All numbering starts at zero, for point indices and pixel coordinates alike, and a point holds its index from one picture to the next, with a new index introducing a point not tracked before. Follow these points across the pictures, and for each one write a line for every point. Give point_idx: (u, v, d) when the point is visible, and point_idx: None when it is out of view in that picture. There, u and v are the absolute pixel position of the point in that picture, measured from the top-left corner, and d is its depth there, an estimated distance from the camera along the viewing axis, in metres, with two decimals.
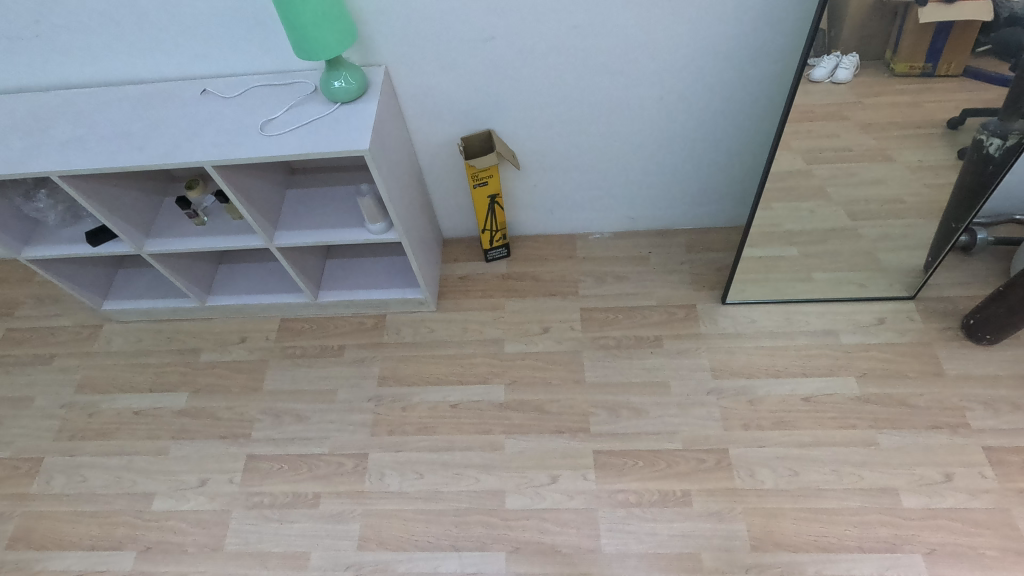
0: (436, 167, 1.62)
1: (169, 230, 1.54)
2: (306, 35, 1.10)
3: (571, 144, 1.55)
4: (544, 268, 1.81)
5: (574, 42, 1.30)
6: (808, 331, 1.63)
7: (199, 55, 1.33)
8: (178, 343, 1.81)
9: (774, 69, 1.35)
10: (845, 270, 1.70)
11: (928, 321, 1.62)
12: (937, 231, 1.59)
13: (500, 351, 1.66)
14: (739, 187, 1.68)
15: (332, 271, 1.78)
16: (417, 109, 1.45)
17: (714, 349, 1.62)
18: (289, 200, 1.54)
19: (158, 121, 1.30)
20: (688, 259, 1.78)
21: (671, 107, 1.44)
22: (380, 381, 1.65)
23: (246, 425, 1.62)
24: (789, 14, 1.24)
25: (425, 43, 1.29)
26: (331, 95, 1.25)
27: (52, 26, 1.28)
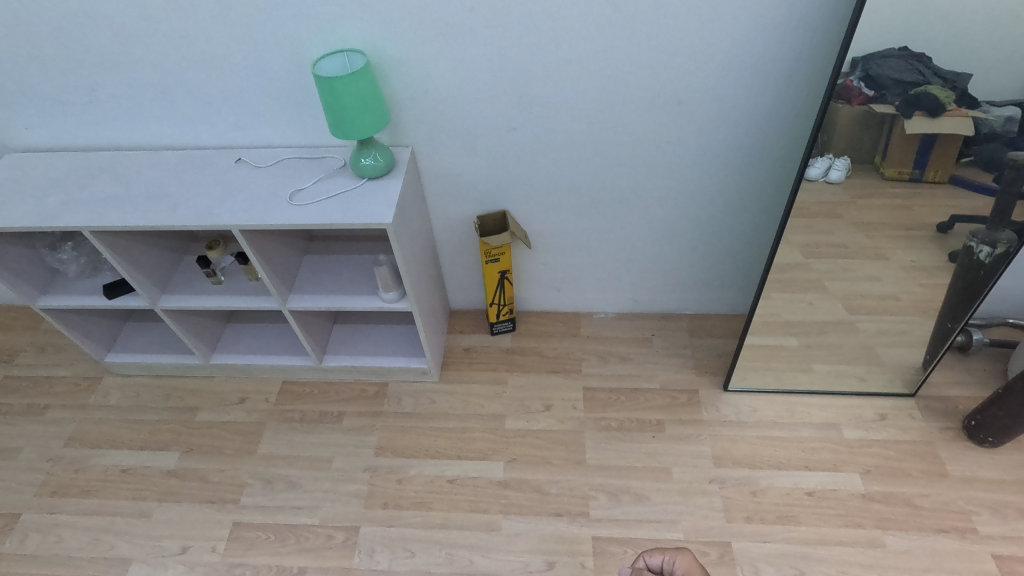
0: (451, 241, 1.69)
1: (185, 287, 1.58)
2: (344, 116, 1.19)
3: (581, 227, 1.62)
4: (548, 344, 1.83)
5: (589, 137, 1.39)
6: (810, 423, 1.63)
7: (239, 128, 1.42)
8: (175, 400, 1.79)
9: (775, 169, 1.44)
10: (844, 363, 1.72)
11: (929, 420, 1.62)
12: (935, 329, 1.64)
13: (501, 427, 1.65)
14: (741, 277, 1.74)
15: (339, 336, 1.79)
16: (437, 187, 1.53)
17: (716, 436, 1.61)
18: (306, 265, 1.59)
19: (192, 185, 1.37)
20: (691, 344, 1.81)
21: (678, 199, 1.53)
22: (377, 451, 1.62)
23: (235, 490, 1.57)
24: (789, 122, 1.34)
25: (451, 129, 1.39)
26: (360, 171, 1.33)
27: (106, 95, 1.38)
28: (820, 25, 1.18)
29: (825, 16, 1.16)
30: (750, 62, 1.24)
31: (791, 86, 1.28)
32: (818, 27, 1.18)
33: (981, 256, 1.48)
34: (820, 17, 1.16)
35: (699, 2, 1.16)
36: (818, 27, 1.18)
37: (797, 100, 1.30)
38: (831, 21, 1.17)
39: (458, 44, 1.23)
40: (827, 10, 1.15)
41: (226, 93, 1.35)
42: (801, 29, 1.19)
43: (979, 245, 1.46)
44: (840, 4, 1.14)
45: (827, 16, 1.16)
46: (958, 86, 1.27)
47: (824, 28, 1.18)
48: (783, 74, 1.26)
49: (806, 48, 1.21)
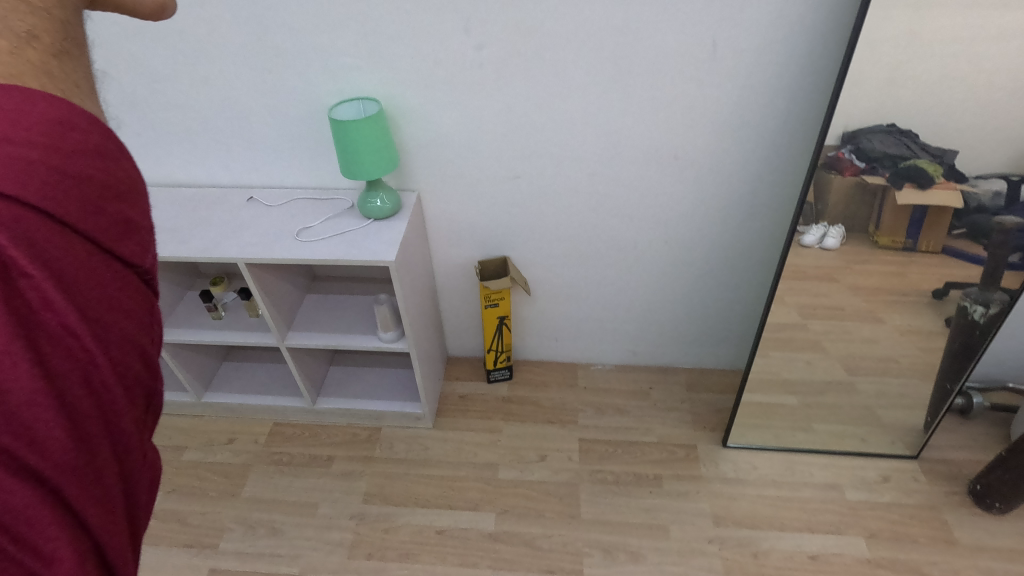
0: (451, 286, 1.71)
1: (185, 321, 1.57)
2: (355, 159, 1.24)
3: (579, 277, 1.65)
4: (544, 393, 1.81)
5: (588, 186, 1.44)
6: (811, 483, 1.59)
7: (252, 168, 1.47)
8: (162, 438, 1.74)
9: (769, 224, 1.48)
10: (844, 424, 1.70)
11: (933, 484, 1.58)
12: (933, 391, 1.63)
13: (493, 477, 1.60)
14: (737, 331, 1.75)
15: (334, 379, 1.78)
16: (440, 232, 1.57)
17: (715, 494, 1.56)
18: (307, 304, 1.60)
19: (202, 220, 1.40)
20: (689, 398, 1.79)
21: (673, 251, 1.56)
22: (365, 499, 1.57)
23: (216, 535, 1.51)
24: (782, 178, 1.39)
25: (457, 176, 1.44)
26: (366, 211, 1.37)
27: (129, 133, 1.44)
28: (809, 88, 1.24)
29: (813, 80, 1.23)
30: (743, 120, 1.30)
31: (782, 144, 1.34)
32: (807, 91, 1.25)
33: (974, 316, 1.49)
34: (808, 82, 1.24)
35: (694, 64, 1.23)
36: (806, 90, 1.25)
37: (790, 157, 1.36)
38: (819, 85, 1.24)
39: (466, 96, 1.30)
40: (814, 74, 1.23)
41: (241, 134, 1.40)
42: (790, 93, 1.26)
43: (972, 305, 1.48)
44: (827, 70, 1.22)
45: (816, 80, 1.23)
46: (944, 161, 1.31)
47: (812, 91, 1.25)
48: (775, 132, 1.32)
49: (797, 110, 1.28)
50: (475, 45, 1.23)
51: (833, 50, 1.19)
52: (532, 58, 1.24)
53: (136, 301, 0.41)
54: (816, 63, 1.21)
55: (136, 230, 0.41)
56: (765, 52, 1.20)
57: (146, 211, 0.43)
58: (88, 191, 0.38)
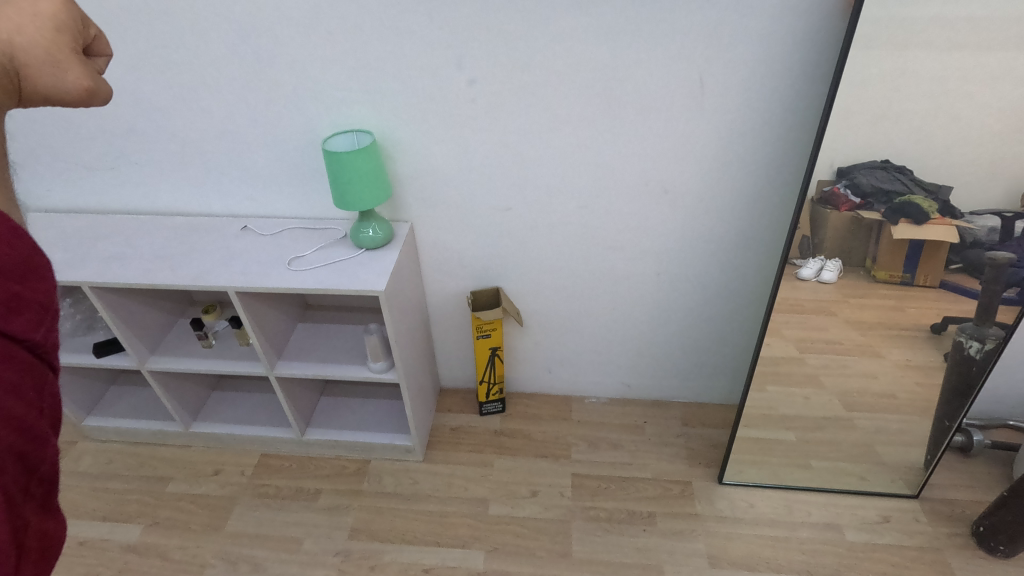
0: (444, 317, 1.70)
1: (176, 349, 1.56)
2: (348, 190, 1.25)
3: (571, 309, 1.65)
4: (538, 427, 1.78)
5: (580, 218, 1.45)
6: (810, 523, 1.55)
7: (248, 198, 1.48)
8: (148, 469, 1.71)
9: (761, 257, 1.48)
10: (843, 461, 1.67)
11: (935, 525, 1.54)
12: (932, 428, 1.60)
13: (483, 513, 1.57)
14: (732, 365, 1.73)
15: (324, 409, 1.76)
16: (433, 262, 1.57)
17: (711, 533, 1.52)
18: (298, 333, 1.59)
19: (196, 248, 1.41)
20: (684, 433, 1.76)
21: (666, 284, 1.56)
22: (351, 534, 1.53)
23: (196, 571, 1.47)
24: (772, 211, 1.40)
25: (450, 207, 1.45)
26: (358, 241, 1.38)
27: (128, 162, 1.46)
28: (795, 123, 1.26)
29: (799, 116, 1.25)
30: (732, 154, 1.32)
31: (771, 179, 1.35)
32: (794, 126, 1.27)
33: (971, 351, 1.48)
34: (795, 117, 1.25)
35: (681, 100, 1.25)
36: (793, 125, 1.27)
37: (780, 192, 1.37)
38: (805, 121, 1.25)
39: (459, 129, 1.32)
40: (800, 110, 1.25)
41: (238, 164, 1.42)
42: (777, 129, 1.27)
43: (968, 340, 1.47)
44: (812, 108, 1.24)
45: (802, 117, 1.25)
46: (939, 198, 1.31)
47: (799, 127, 1.27)
48: (763, 166, 1.33)
49: (785, 144, 1.29)
50: (467, 81, 1.25)
51: (819, 88, 1.21)
52: (523, 93, 1.26)
53: (25, 376, 0.45)
54: (802, 100, 1.23)
55: (40, 315, 0.46)
56: (750, 89, 1.23)
57: (46, 287, 0.47)
58: (6, 283, 0.43)
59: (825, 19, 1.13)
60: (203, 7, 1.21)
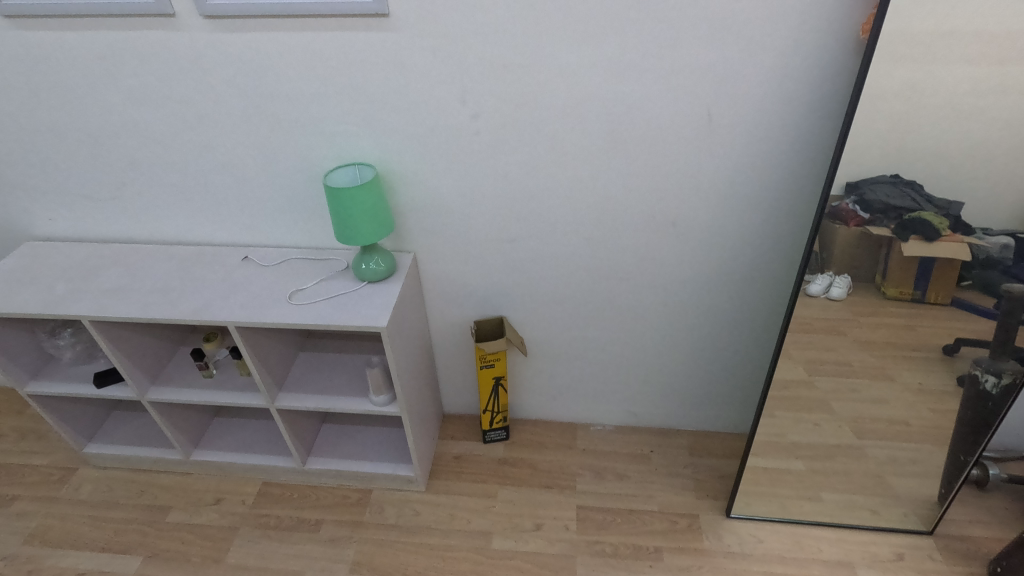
0: (448, 344, 1.68)
1: (176, 379, 1.55)
2: (348, 223, 1.23)
3: (577, 338, 1.62)
4: (542, 455, 1.75)
5: (586, 250, 1.43)
6: (821, 560, 1.51)
7: (250, 228, 1.47)
8: (148, 498, 1.70)
9: (771, 289, 1.46)
10: (855, 493, 1.63)
11: (951, 564, 1.50)
12: (946, 462, 1.56)
13: (486, 547, 1.54)
14: (739, 394, 1.70)
15: (325, 438, 1.74)
16: (437, 291, 1.55)
17: (719, 570, 1.48)
18: (300, 363, 1.58)
19: (197, 279, 1.40)
20: (691, 463, 1.73)
21: (674, 314, 1.53)
22: (352, 568, 1.50)
23: None
24: (782, 245, 1.37)
25: (455, 238, 1.44)
26: (360, 274, 1.36)
27: (130, 193, 1.45)
28: (806, 157, 1.24)
29: (810, 149, 1.23)
30: (742, 188, 1.30)
31: (782, 211, 1.32)
32: (805, 160, 1.25)
33: (986, 386, 1.44)
34: (805, 152, 1.23)
35: (690, 134, 1.23)
36: (804, 160, 1.24)
37: (790, 223, 1.34)
38: (816, 156, 1.23)
39: (463, 162, 1.30)
40: (811, 144, 1.22)
41: (239, 195, 1.41)
42: (788, 161, 1.25)
43: (984, 374, 1.43)
44: (824, 141, 1.22)
45: (813, 149, 1.23)
46: (950, 213, 1.27)
47: (810, 161, 1.25)
48: (773, 199, 1.31)
49: (795, 178, 1.27)
50: (471, 114, 1.24)
51: (831, 122, 1.19)
52: (528, 128, 1.25)
53: None
54: (813, 134, 1.21)
55: None
56: (761, 123, 1.21)
57: None
58: None
59: (836, 54, 1.11)
60: (205, 43, 1.20)
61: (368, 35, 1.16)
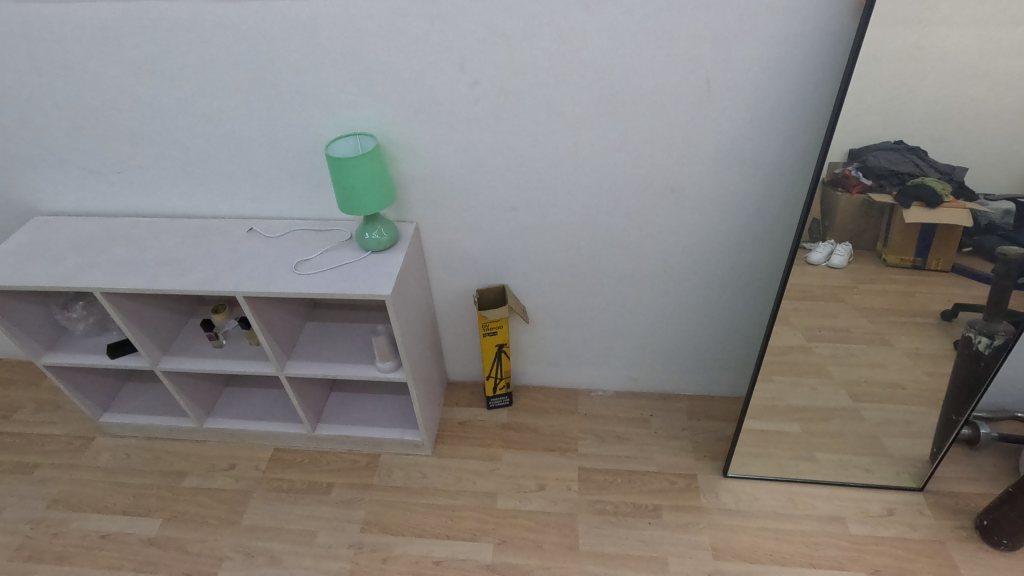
0: (451, 313, 1.71)
1: (187, 349, 1.59)
2: (352, 194, 1.25)
3: (578, 306, 1.65)
4: (544, 420, 1.80)
5: (586, 217, 1.44)
6: (814, 516, 1.57)
7: (254, 200, 1.49)
8: (164, 464, 1.76)
9: (769, 255, 1.48)
10: (849, 453, 1.67)
11: (940, 519, 1.55)
12: (939, 421, 1.60)
13: (492, 507, 1.60)
14: (737, 359, 1.74)
15: (333, 405, 1.79)
16: (439, 261, 1.58)
17: (715, 526, 1.54)
18: (307, 332, 1.62)
19: (204, 251, 1.43)
20: (690, 426, 1.77)
21: (673, 281, 1.56)
22: (363, 528, 1.57)
23: (214, 563, 1.52)
24: (780, 210, 1.39)
25: (456, 207, 1.45)
26: (364, 244, 1.38)
27: (134, 166, 1.46)
28: (804, 122, 1.25)
29: (808, 114, 1.24)
30: (740, 154, 1.31)
31: (780, 176, 1.33)
32: (803, 125, 1.25)
33: (979, 347, 1.47)
34: (804, 116, 1.24)
35: (688, 100, 1.24)
36: (802, 125, 1.25)
37: (788, 188, 1.35)
38: (814, 121, 1.24)
39: (464, 131, 1.31)
40: (809, 108, 1.23)
41: (242, 167, 1.42)
42: (786, 126, 1.26)
43: (977, 336, 1.45)
44: (822, 105, 1.22)
45: (812, 114, 1.24)
46: (954, 179, 1.29)
47: (808, 126, 1.25)
48: (770, 165, 1.32)
49: (793, 142, 1.28)
50: (470, 83, 1.24)
51: (829, 85, 1.20)
52: (527, 96, 1.25)
53: None
54: (811, 98, 1.21)
55: None
56: (759, 88, 1.21)
57: None
58: None
59: (835, 15, 1.11)
60: (201, 13, 1.20)
61: (365, 3, 1.15)
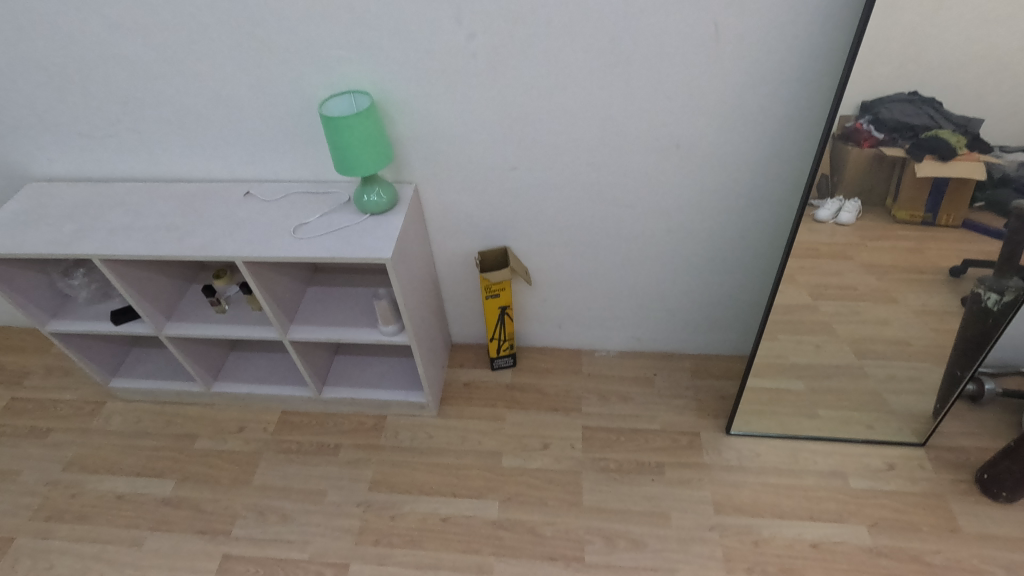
0: (453, 275, 1.70)
1: (190, 315, 1.59)
2: (348, 154, 1.22)
3: (581, 266, 1.63)
4: (548, 380, 1.82)
5: (589, 176, 1.41)
6: (815, 471, 1.59)
7: (249, 162, 1.46)
8: (175, 427, 1.79)
9: (776, 211, 1.44)
10: (851, 410, 1.68)
11: (940, 473, 1.57)
12: (944, 378, 1.60)
13: (497, 465, 1.62)
14: (742, 318, 1.73)
15: (338, 368, 1.80)
16: (440, 222, 1.55)
17: (717, 482, 1.57)
18: (309, 296, 1.61)
19: (200, 216, 1.41)
20: (693, 384, 1.78)
21: (677, 240, 1.53)
22: (371, 486, 1.60)
23: (227, 521, 1.56)
24: (789, 165, 1.35)
25: (456, 167, 1.42)
26: (362, 207, 1.36)
27: (125, 128, 1.43)
28: (816, 72, 1.19)
29: (821, 63, 1.18)
30: (749, 107, 1.26)
31: (789, 130, 1.29)
32: (815, 75, 1.20)
33: (989, 303, 1.45)
34: (816, 65, 1.18)
35: (695, 49, 1.18)
36: (814, 75, 1.20)
37: (797, 142, 1.31)
38: (827, 70, 1.18)
39: (461, 86, 1.27)
40: (822, 57, 1.17)
41: (235, 129, 1.39)
42: (797, 77, 1.21)
43: (987, 292, 1.43)
44: (836, 53, 1.16)
45: (824, 63, 1.18)
46: (969, 131, 1.24)
47: (821, 76, 1.20)
48: (780, 118, 1.27)
49: (804, 94, 1.23)
50: (466, 35, 1.19)
51: (843, 31, 1.14)
52: (527, 47, 1.20)
53: None
54: (824, 46, 1.16)
55: None
56: (770, 36, 1.15)
57: None
58: None
59: None
60: None
61: None
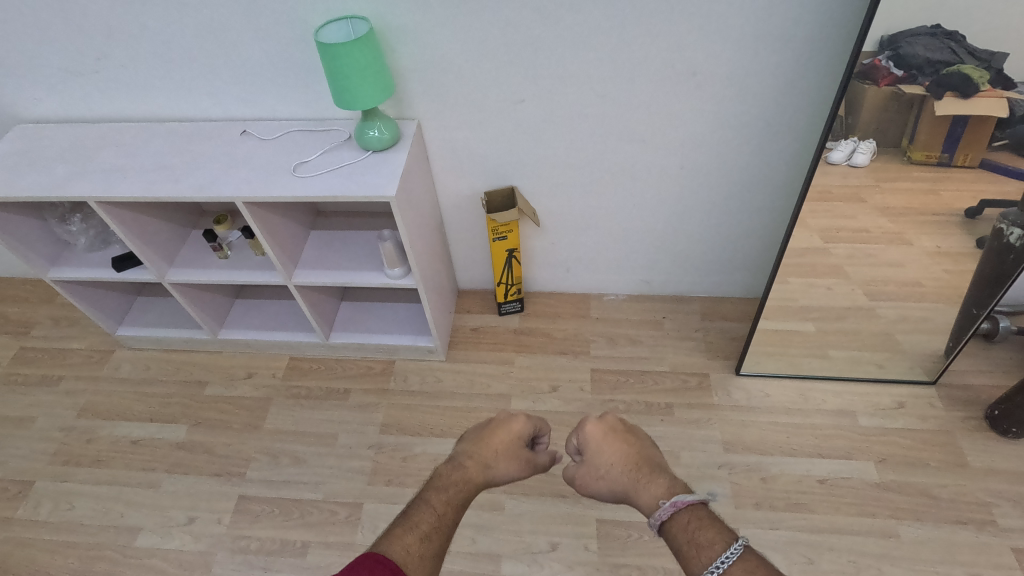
0: (459, 217, 1.66)
1: (193, 260, 1.56)
2: (347, 86, 1.15)
3: (590, 207, 1.59)
4: (556, 324, 1.80)
5: (599, 109, 1.35)
6: (824, 410, 1.59)
7: (243, 100, 1.39)
8: (185, 373, 1.79)
9: (796, 144, 1.38)
10: (862, 350, 1.66)
11: (950, 410, 1.57)
12: (959, 316, 1.57)
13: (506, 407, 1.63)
14: (755, 258, 1.69)
15: (345, 314, 1.79)
16: (444, 162, 1.50)
17: (726, 421, 1.57)
18: (312, 241, 1.58)
19: (196, 157, 1.35)
20: (702, 327, 1.77)
21: (690, 177, 1.48)
22: (382, 429, 1.61)
23: (242, 464, 1.58)
24: (812, 94, 1.28)
25: (460, 101, 1.35)
26: (364, 143, 1.31)
27: (112, 64, 1.36)
28: None
29: None
30: (772, 31, 1.18)
31: (813, 55, 1.21)
32: None
33: (1011, 239, 1.39)
34: None
35: None
36: None
37: (821, 69, 1.23)
38: None
39: (463, 11, 1.19)
40: None
41: (227, 63, 1.32)
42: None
43: (1009, 228, 1.38)
44: None
45: None
46: (993, 66, 1.16)
47: None
48: (804, 42, 1.19)
49: (831, 15, 1.14)
50: None
51: None
52: None
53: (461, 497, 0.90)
54: None
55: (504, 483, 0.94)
56: None
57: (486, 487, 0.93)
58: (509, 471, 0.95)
59: None
60: None
61: None
